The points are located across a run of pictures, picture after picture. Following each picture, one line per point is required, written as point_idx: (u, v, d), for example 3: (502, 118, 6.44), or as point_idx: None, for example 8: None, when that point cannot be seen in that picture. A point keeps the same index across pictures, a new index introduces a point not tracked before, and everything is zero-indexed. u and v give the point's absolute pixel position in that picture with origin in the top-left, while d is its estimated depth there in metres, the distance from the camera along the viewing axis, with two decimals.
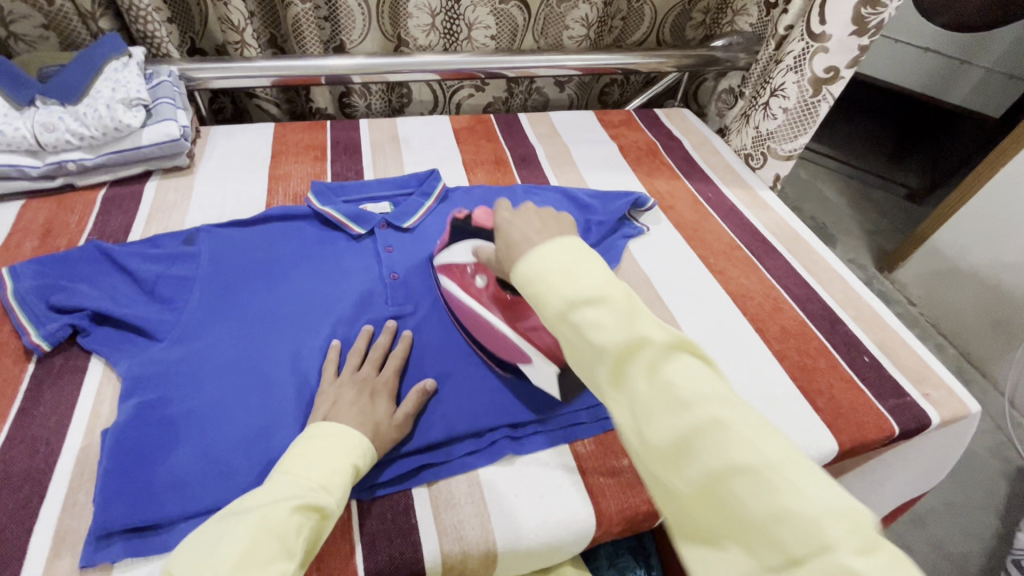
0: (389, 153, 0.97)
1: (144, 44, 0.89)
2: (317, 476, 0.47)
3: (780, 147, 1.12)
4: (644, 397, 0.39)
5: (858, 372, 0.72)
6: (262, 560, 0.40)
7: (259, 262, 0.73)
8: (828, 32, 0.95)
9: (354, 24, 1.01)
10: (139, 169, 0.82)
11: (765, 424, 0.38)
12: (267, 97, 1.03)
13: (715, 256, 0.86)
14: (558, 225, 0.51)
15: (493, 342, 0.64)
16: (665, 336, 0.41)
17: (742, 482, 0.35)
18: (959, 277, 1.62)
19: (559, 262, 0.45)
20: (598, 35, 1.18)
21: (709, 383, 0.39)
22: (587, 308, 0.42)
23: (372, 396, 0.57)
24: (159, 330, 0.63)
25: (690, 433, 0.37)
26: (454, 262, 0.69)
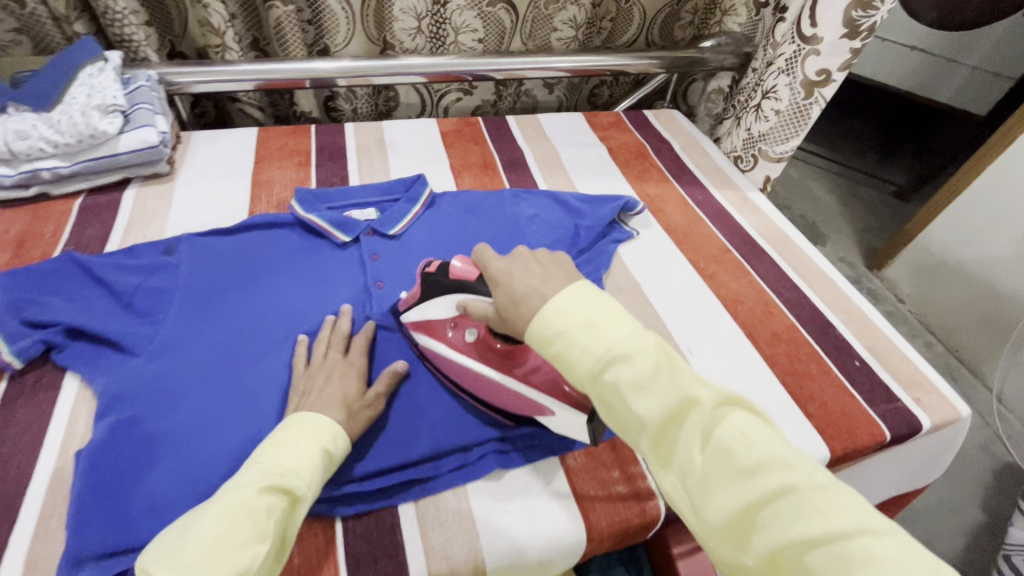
0: (375, 158, 0.95)
1: (121, 48, 0.87)
2: (283, 462, 0.47)
3: (771, 149, 1.13)
4: (701, 466, 0.41)
5: (849, 378, 0.71)
6: (234, 544, 0.41)
7: (241, 272, 0.71)
8: (820, 34, 0.95)
9: (338, 27, 0.99)
10: (117, 176, 0.79)
11: (831, 485, 0.39)
12: (250, 101, 1.01)
13: (705, 260, 0.86)
14: (558, 270, 0.50)
15: (507, 401, 0.59)
16: (711, 396, 0.43)
17: (817, 553, 0.36)
18: (948, 274, 1.62)
19: (580, 313, 0.46)
20: (586, 36, 1.17)
21: (766, 445, 0.41)
22: (614, 368, 0.43)
23: (340, 377, 0.58)
24: (137, 344, 0.61)
25: (755, 502, 0.39)
26: (433, 318, 0.62)
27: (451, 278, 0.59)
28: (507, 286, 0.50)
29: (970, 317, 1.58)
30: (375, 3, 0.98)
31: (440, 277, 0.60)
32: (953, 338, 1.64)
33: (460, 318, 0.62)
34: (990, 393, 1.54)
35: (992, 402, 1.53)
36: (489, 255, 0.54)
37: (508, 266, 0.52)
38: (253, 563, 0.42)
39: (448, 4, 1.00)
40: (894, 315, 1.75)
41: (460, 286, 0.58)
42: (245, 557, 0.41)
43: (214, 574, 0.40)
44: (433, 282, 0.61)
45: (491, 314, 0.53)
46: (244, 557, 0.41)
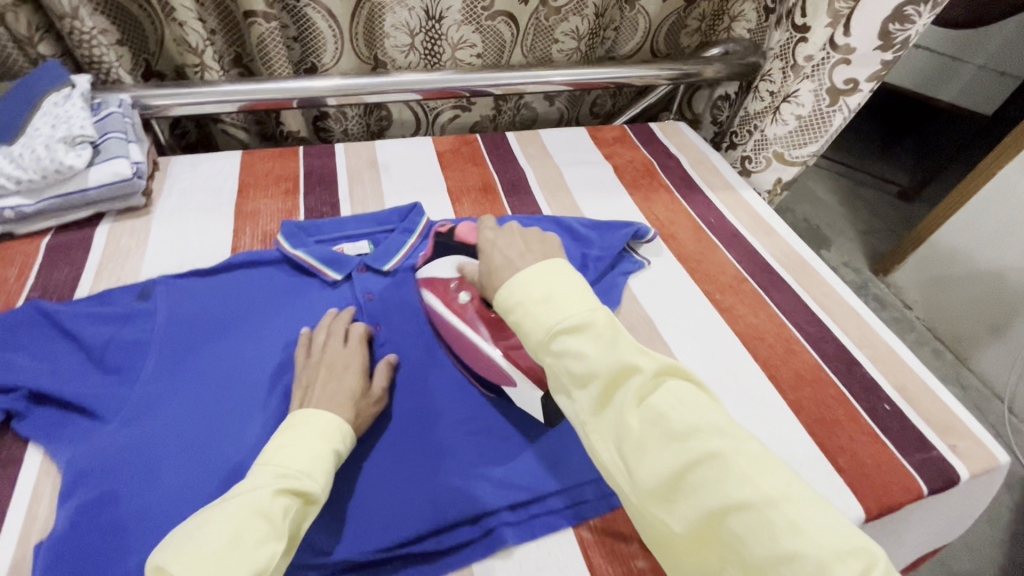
0: (367, 182, 0.89)
1: (91, 71, 0.81)
2: (299, 464, 0.47)
3: (789, 154, 1.08)
4: (637, 431, 0.42)
5: (880, 424, 0.66)
6: (254, 541, 0.41)
7: (223, 318, 0.66)
8: (853, 44, 0.90)
9: (324, 47, 0.94)
10: (89, 212, 0.74)
11: (761, 453, 0.39)
12: (234, 122, 0.95)
13: (721, 291, 0.81)
14: (538, 249, 0.58)
15: (478, 363, 0.63)
16: (652, 364, 0.44)
17: (739, 518, 0.36)
18: (958, 281, 1.57)
19: (540, 292, 0.50)
20: (589, 47, 1.11)
21: (701, 412, 0.41)
22: (567, 337, 0.47)
23: (341, 373, 0.59)
24: (108, 408, 0.56)
25: (684, 467, 0.39)
26: (438, 277, 0.69)
27: (460, 240, 0.70)
28: (488, 255, 0.58)
29: (981, 325, 1.53)
30: (366, 18, 0.93)
31: (451, 240, 0.71)
32: (963, 347, 1.59)
33: (461, 282, 0.68)
34: (1002, 403, 1.50)
35: (1004, 413, 1.48)
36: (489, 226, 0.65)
37: (494, 238, 0.61)
38: (270, 561, 0.41)
39: (444, 19, 0.95)
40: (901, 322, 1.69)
41: (466, 248, 0.70)
42: (262, 556, 0.40)
43: (231, 571, 0.39)
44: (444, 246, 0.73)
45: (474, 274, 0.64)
46: (263, 555, 0.41)
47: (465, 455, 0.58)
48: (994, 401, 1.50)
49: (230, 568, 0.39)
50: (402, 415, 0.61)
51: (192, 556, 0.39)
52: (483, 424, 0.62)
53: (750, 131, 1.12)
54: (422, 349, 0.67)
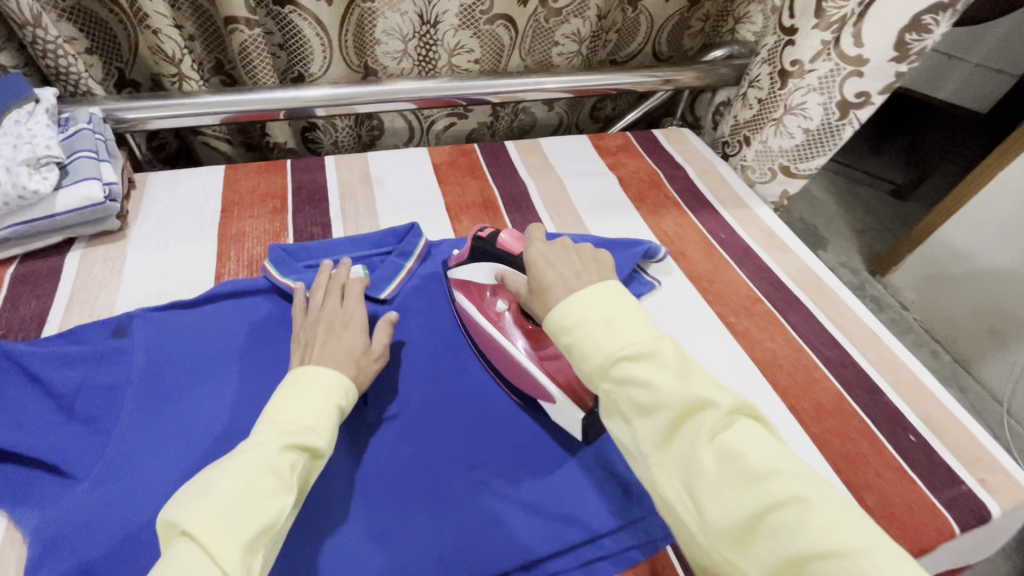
0: (360, 199, 0.84)
1: (58, 82, 0.74)
2: (303, 420, 0.48)
3: (796, 166, 1.02)
4: (711, 469, 0.37)
5: (907, 458, 0.63)
6: (264, 496, 0.42)
7: (207, 357, 0.61)
8: (866, 56, 0.85)
9: (312, 55, 0.88)
10: (59, 238, 0.68)
11: (846, 501, 0.35)
12: (215, 134, 0.89)
13: (735, 313, 0.77)
14: (596, 268, 0.52)
15: (515, 374, 0.61)
16: (726, 399, 0.40)
17: (833, 569, 0.32)
18: (957, 281, 1.48)
19: (598, 313, 0.45)
20: (591, 50, 1.06)
21: (779, 452, 0.38)
22: (629, 362, 0.42)
23: (341, 331, 0.59)
24: (81, 465, 0.51)
25: (763, 510, 0.35)
26: (474, 282, 0.66)
27: (498, 248, 0.62)
28: (540, 274, 0.51)
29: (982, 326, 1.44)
30: (355, 23, 0.88)
31: (490, 244, 0.63)
32: (961, 348, 1.50)
33: (499, 288, 0.66)
34: (1001, 406, 1.41)
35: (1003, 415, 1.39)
36: (537, 237, 0.56)
37: (544, 252, 0.53)
38: (280, 513, 0.43)
39: (439, 24, 0.90)
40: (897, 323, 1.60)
41: (503, 256, 0.62)
42: (273, 505, 0.42)
43: (245, 523, 0.40)
44: (480, 251, 0.64)
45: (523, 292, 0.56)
46: (273, 509, 0.42)
47: (474, 506, 0.54)
48: (993, 404, 1.42)
49: (242, 523, 0.40)
50: (405, 463, 0.56)
51: (203, 511, 0.39)
52: (492, 470, 0.57)
53: (741, 141, 1.09)
54: (425, 388, 0.63)
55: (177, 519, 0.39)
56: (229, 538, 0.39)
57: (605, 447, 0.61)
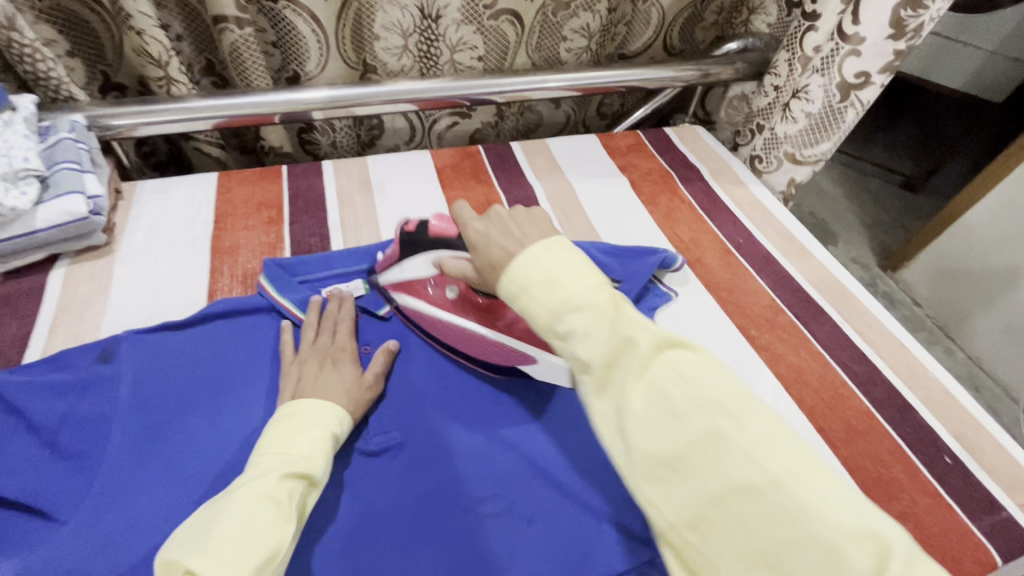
0: (360, 206, 0.80)
1: (37, 87, 0.70)
2: (298, 449, 0.46)
3: (800, 153, 0.97)
4: (636, 409, 0.35)
5: (943, 482, 0.60)
6: (265, 525, 0.40)
7: (199, 383, 0.57)
8: (863, 33, 0.80)
9: (308, 53, 0.84)
10: (41, 255, 0.64)
11: (775, 431, 0.33)
12: (207, 139, 0.85)
13: (756, 326, 0.73)
14: (537, 227, 0.46)
15: (490, 353, 0.61)
16: (651, 335, 0.37)
17: (746, 502, 0.32)
18: (972, 276, 1.35)
19: (542, 271, 0.40)
20: (599, 46, 1.02)
21: (709, 384, 0.35)
22: (572, 315, 0.38)
23: (334, 364, 0.58)
24: (62, 506, 0.48)
25: (685, 449, 0.34)
26: (413, 277, 0.63)
27: (434, 237, 0.59)
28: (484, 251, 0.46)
29: (996, 324, 1.32)
30: (353, 19, 0.83)
31: (422, 235, 0.60)
32: (973, 344, 1.38)
33: (437, 278, 0.62)
34: (1016, 404, 1.31)
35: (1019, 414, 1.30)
36: (468, 215, 0.50)
37: (485, 230, 0.48)
38: (282, 543, 0.40)
39: (441, 19, 0.85)
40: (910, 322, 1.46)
41: (442, 243, 0.59)
42: (276, 536, 0.40)
43: (246, 556, 0.38)
44: (411, 244, 0.61)
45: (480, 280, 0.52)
46: (275, 539, 0.40)
47: (485, 545, 0.50)
48: (1008, 402, 1.32)
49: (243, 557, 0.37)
50: (411, 499, 0.53)
51: (203, 550, 0.37)
52: (505, 503, 0.53)
53: (756, 130, 1.04)
54: (430, 414, 0.59)
55: (177, 559, 0.37)
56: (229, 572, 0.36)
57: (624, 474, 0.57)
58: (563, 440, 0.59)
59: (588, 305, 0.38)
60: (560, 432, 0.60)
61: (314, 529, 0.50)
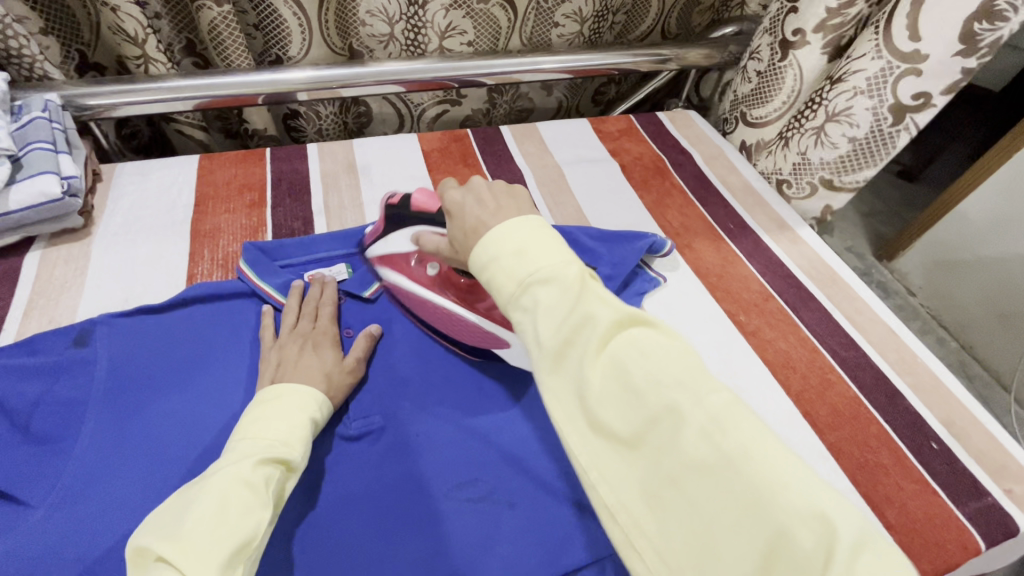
0: (345, 189, 0.78)
1: (10, 65, 0.68)
2: (277, 434, 0.46)
3: (838, 177, 0.86)
4: (595, 384, 0.35)
5: (929, 468, 0.59)
6: (239, 511, 0.39)
7: (174, 367, 0.56)
8: (924, 50, 0.71)
9: (290, 37, 0.82)
10: (15, 237, 0.63)
11: (732, 408, 0.33)
12: (189, 121, 0.83)
13: (746, 312, 0.72)
14: (514, 203, 0.45)
15: (465, 333, 0.60)
16: (613, 313, 0.36)
17: (696, 478, 0.32)
18: (965, 266, 1.34)
19: (512, 243, 0.39)
20: (593, 31, 1.00)
21: (668, 362, 0.35)
22: (536, 289, 0.37)
23: (314, 348, 0.57)
24: (33, 490, 0.47)
25: (641, 423, 0.34)
26: (395, 253, 0.63)
27: (416, 210, 0.60)
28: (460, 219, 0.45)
29: (989, 313, 1.32)
30: (336, 7, 0.82)
31: (405, 210, 0.61)
32: (966, 333, 1.38)
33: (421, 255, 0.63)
34: (1007, 393, 1.31)
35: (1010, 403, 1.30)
36: (452, 187, 0.49)
37: (460, 197, 0.47)
38: (259, 528, 0.40)
39: (427, 6, 0.83)
40: (905, 312, 1.46)
41: (423, 217, 0.60)
42: (251, 522, 0.39)
43: (218, 543, 0.37)
44: (397, 219, 0.62)
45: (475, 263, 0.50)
46: (250, 525, 0.39)
47: (464, 526, 0.50)
48: (999, 391, 1.32)
49: (213, 543, 0.37)
50: (389, 485, 0.52)
51: (175, 537, 0.36)
52: (485, 489, 0.53)
53: (738, 117, 1.00)
54: (412, 398, 0.58)
55: (147, 546, 0.36)
56: (201, 559, 0.35)
57: None
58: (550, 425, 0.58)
59: (558, 278, 0.37)
60: (544, 416, 0.59)
61: (293, 513, 0.49)
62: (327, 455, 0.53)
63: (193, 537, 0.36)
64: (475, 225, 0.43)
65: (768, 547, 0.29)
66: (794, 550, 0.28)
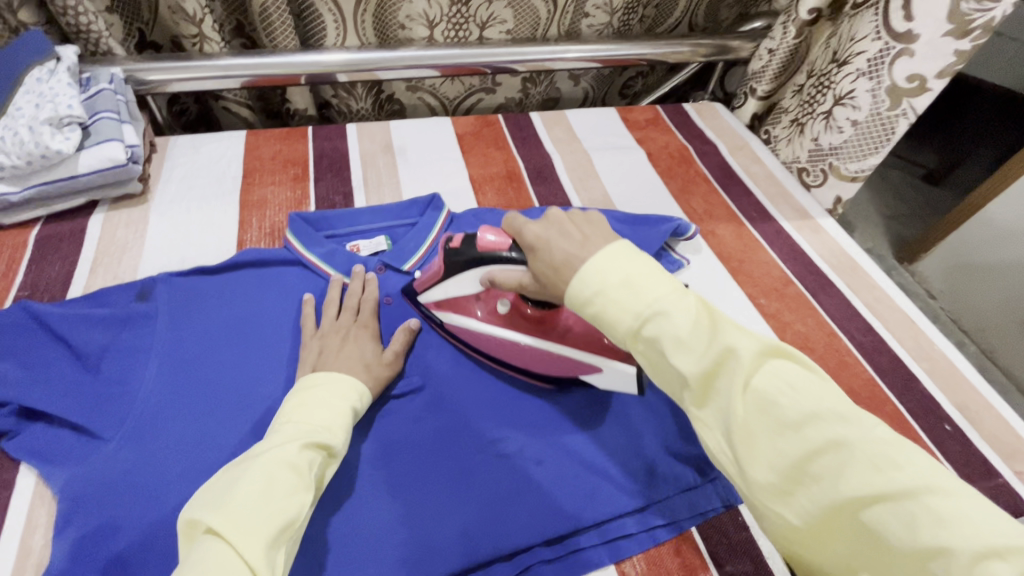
0: (382, 167, 0.82)
1: (78, 40, 0.73)
2: (320, 419, 0.47)
3: (844, 165, 0.89)
4: (745, 417, 0.37)
5: (940, 446, 0.61)
6: (285, 492, 0.40)
7: (229, 323, 0.61)
8: (916, 31, 0.73)
9: (325, 31, 0.87)
10: (80, 200, 0.68)
11: (897, 442, 0.34)
12: (236, 99, 0.88)
13: (766, 295, 0.75)
14: (596, 229, 0.46)
15: (552, 367, 0.58)
16: (750, 346, 0.38)
17: (876, 511, 0.33)
18: (990, 271, 1.33)
19: (619, 274, 0.41)
20: (623, 22, 1.02)
21: (817, 394, 0.36)
22: (656, 321, 0.40)
23: (355, 339, 0.58)
24: (104, 425, 0.51)
25: (805, 457, 0.35)
26: (458, 295, 0.60)
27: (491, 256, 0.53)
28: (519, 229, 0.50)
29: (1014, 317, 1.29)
30: (375, 5, 0.85)
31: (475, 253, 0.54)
32: (986, 338, 1.36)
33: (484, 293, 0.60)
34: None
35: None
36: (523, 221, 0.50)
37: (544, 232, 0.47)
38: (300, 512, 0.40)
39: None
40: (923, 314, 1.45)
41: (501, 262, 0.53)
42: (294, 503, 0.40)
43: (268, 518, 0.38)
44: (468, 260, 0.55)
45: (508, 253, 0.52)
46: (294, 506, 0.40)
47: (499, 482, 0.53)
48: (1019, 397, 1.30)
49: (264, 519, 0.37)
50: (427, 436, 0.56)
51: (226, 511, 0.37)
52: (517, 445, 0.56)
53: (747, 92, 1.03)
54: (449, 363, 0.62)
55: (199, 518, 0.37)
56: (251, 537, 0.36)
57: (632, 426, 0.59)
58: (576, 393, 0.61)
59: (676, 309, 0.40)
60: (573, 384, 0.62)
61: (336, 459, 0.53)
62: (371, 410, 0.57)
63: (245, 511, 0.37)
64: (565, 260, 0.44)
65: None
66: None
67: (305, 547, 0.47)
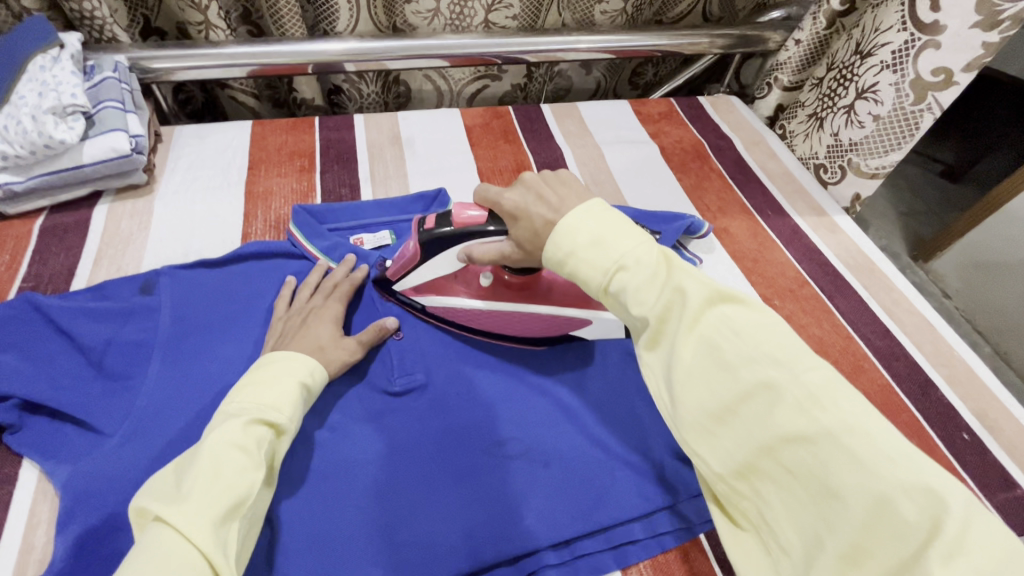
0: (389, 159, 0.80)
1: (82, 26, 0.72)
2: (266, 398, 0.46)
3: (863, 161, 0.85)
4: (688, 359, 0.37)
5: (958, 457, 0.60)
6: (233, 471, 0.39)
7: (229, 317, 0.60)
8: (943, 22, 0.71)
9: (337, 15, 0.84)
10: (83, 190, 0.67)
11: (829, 385, 0.33)
12: (241, 87, 0.87)
13: (780, 296, 0.73)
14: (572, 191, 0.45)
15: (542, 328, 0.61)
16: (700, 292, 0.37)
17: (794, 451, 0.33)
18: (1009, 271, 1.29)
19: (589, 231, 0.41)
20: (637, 9, 0.99)
21: (758, 338, 0.36)
22: (622, 273, 0.39)
23: (316, 320, 0.57)
24: (107, 421, 0.51)
25: (734, 399, 0.35)
26: (439, 276, 0.60)
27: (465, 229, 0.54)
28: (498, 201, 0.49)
29: None
30: None
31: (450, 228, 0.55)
32: (1002, 339, 1.31)
33: (462, 271, 0.61)
34: None
35: None
36: (497, 191, 0.50)
37: (522, 198, 0.47)
38: (253, 490, 0.39)
39: None
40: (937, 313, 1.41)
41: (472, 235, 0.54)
42: (243, 482, 0.39)
43: (216, 498, 0.37)
44: (442, 238, 0.56)
45: (517, 255, 0.51)
46: (243, 484, 0.39)
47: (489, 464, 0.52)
48: None
49: (211, 499, 0.37)
50: (430, 424, 0.55)
51: (177, 500, 0.36)
52: (524, 446, 0.55)
53: (769, 82, 1.01)
54: (452, 357, 0.61)
55: (146, 507, 0.36)
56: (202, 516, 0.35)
57: (641, 431, 0.58)
58: (582, 397, 0.60)
59: (640, 262, 0.39)
60: (579, 387, 0.61)
61: (338, 460, 0.52)
62: (373, 410, 0.56)
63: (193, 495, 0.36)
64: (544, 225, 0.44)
65: (872, 518, 0.30)
66: (897, 520, 0.29)
67: (308, 551, 0.47)
